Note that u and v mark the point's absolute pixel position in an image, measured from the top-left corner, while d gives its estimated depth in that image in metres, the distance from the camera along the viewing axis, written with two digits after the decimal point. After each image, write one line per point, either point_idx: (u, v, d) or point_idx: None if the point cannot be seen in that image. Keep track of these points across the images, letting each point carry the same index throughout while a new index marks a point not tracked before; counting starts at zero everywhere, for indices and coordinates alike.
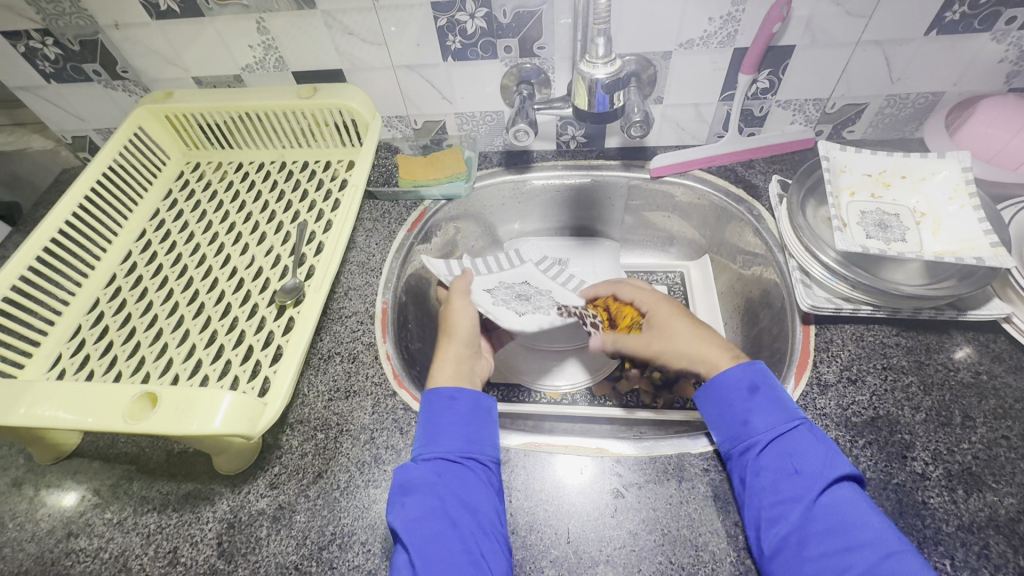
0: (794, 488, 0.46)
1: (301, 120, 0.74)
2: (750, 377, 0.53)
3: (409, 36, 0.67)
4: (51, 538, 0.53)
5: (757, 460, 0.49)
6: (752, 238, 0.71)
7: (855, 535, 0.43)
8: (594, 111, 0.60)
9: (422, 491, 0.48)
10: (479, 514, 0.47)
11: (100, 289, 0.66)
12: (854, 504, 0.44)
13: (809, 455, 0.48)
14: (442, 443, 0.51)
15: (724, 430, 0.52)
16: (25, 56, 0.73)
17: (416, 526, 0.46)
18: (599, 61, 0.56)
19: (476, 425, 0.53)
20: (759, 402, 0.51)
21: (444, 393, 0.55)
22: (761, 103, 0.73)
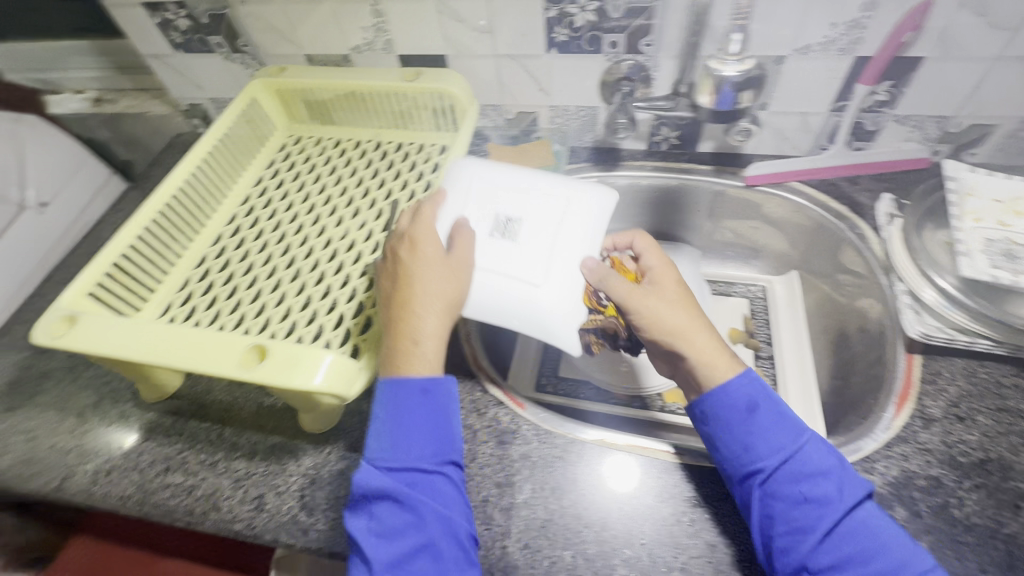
0: (805, 518, 0.43)
1: (401, 103, 0.76)
2: (750, 398, 0.49)
3: (517, 26, 0.68)
4: (151, 470, 0.58)
5: (764, 488, 0.46)
6: (852, 258, 0.68)
7: (876, 561, 0.41)
8: (716, 108, 0.61)
9: (390, 502, 0.45)
10: (449, 526, 0.45)
11: (207, 248, 0.71)
12: (877, 530, 0.42)
13: (820, 482, 0.45)
14: (409, 445, 0.47)
15: (723, 455, 0.48)
16: (159, 26, 0.79)
17: (382, 538, 0.44)
18: (729, 58, 0.57)
19: (437, 422, 0.48)
20: (757, 425, 0.47)
21: (417, 383, 0.48)
22: (875, 117, 0.69)
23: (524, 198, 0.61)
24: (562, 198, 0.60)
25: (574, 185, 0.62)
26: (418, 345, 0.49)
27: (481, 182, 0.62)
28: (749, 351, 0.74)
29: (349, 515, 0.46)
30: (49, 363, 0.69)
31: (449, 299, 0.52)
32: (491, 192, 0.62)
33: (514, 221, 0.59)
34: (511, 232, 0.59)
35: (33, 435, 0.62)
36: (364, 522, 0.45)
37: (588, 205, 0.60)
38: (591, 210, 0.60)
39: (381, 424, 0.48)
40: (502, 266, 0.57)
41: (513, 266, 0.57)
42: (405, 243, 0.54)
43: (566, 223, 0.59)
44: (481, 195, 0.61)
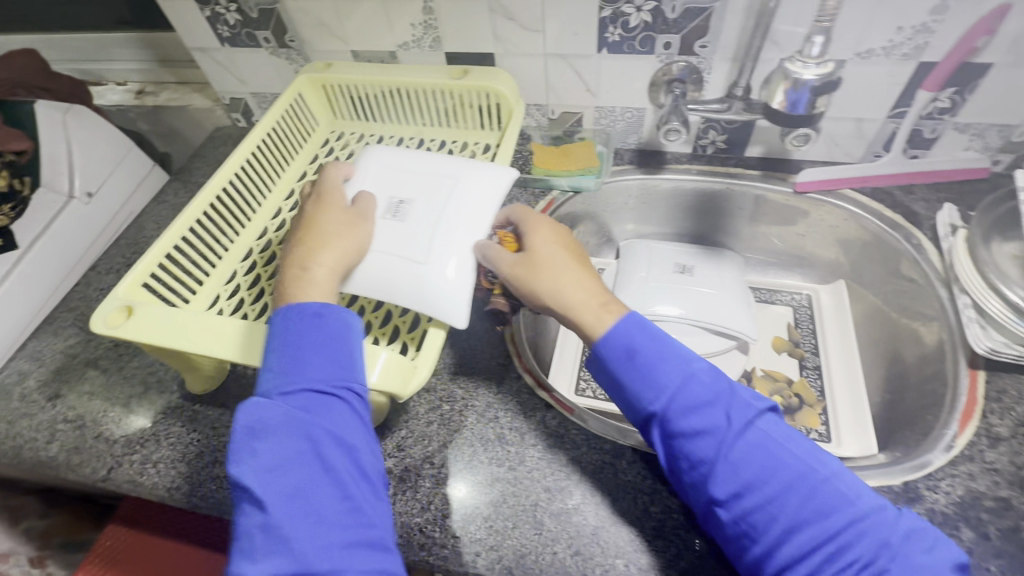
0: (703, 450, 0.43)
1: (447, 101, 0.76)
2: (626, 338, 0.49)
3: (569, 25, 0.67)
4: (198, 462, 0.58)
5: (663, 425, 0.46)
6: (908, 268, 0.66)
7: (776, 479, 0.42)
8: (789, 112, 0.60)
9: (273, 432, 0.43)
10: (343, 444, 0.44)
11: (253, 241, 0.71)
12: (771, 444, 0.43)
13: (708, 409, 0.45)
14: (304, 371, 0.46)
15: (626, 399, 0.48)
16: (208, 20, 0.79)
17: (275, 471, 0.41)
18: (810, 61, 0.55)
19: (331, 349, 0.47)
20: (643, 363, 0.47)
21: (310, 309, 0.49)
22: (935, 124, 0.67)
23: (418, 179, 0.62)
24: (454, 174, 0.62)
25: (467, 165, 0.63)
26: (307, 281, 0.51)
27: (385, 164, 0.64)
28: (794, 361, 0.74)
29: (234, 463, 0.42)
30: (95, 351, 0.70)
31: (348, 247, 0.55)
32: (389, 172, 0.63)
33: (404, 202, 0.60)
34: (401, 212, 0.59)
35: (80, 422, 0.63)
36: (251, 460, 0.42)
37: (481, 184, 0.61)
38: (481, 189, 0.61)
39: (276, 360, 0.47)
40: (398, 243, 0.57)
41: (406, 241, 0.57)
42: (315, 199, 0.59)
43: (453, 198, 0.59)
44: (382, 178, 0.63)
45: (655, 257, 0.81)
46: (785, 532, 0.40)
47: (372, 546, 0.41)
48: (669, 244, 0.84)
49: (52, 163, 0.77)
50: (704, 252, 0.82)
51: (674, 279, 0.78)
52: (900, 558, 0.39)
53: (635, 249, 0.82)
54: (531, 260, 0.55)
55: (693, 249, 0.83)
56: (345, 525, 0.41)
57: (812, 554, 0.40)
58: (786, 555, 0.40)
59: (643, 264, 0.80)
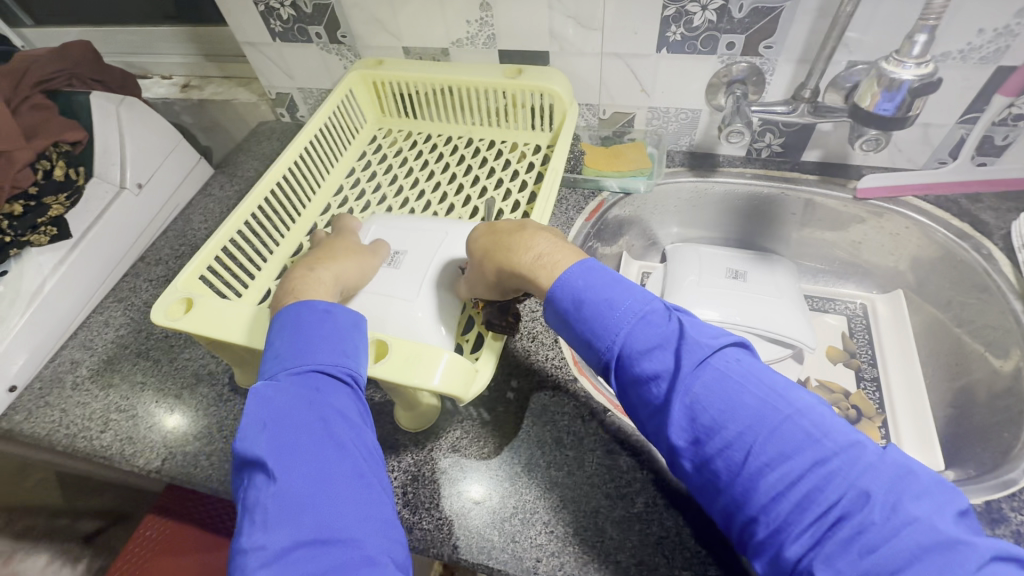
0: (658, 393, 0.39)
1: (498, 100, 0.75)
2: (569, 292, 0.45)
3: (630, 24, 0.66)
4: None
5: (619, 374, 0.42)
6: (977, 280, 0.64)
7: (735, 421, 0.36)
8: (874, 113, 0.59)
9: (282, 406, 0.40)
10: (349, 420, 0.41)
11: (303, 236, 0.71)
12: (729, 381, 0.37)
13: (659, 351, 0.40)
14: (306, 351, 0.44)
15: (586, 354, 0.45)
16: (262, 14, 0.80)
17: (285, 445, 0.38)
18: (907, 60, 0.54)
19: (337, 332, 0.46)
20: (589, 311, 0.44)
21: (319, 305, 0.48)
22: (1007, 131, 0.64)
23: (413, 232, 0.65)
24: (447, 228, 0.65)
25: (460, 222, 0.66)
26: (310, 280, 0.53)
27: (384, 224, 0.66)
28: (850, 371, 0.72)
29: (240, 440, 0.39)
30: (145, 342, 0.70)
31: (353, 271, 0.57)
32: (394, 227, 0.66)
33: (400, 253, 0.62)
34: (395, 262, 0.61)
35: (133, 413, 0.63)
36: (258, 436, 0.39)
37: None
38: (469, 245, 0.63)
39: (281, 343, 0.45)
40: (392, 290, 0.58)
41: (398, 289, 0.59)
42: (337, 235, 0.63)
43: (444, 249, 0.62)
44: (382, 233, 0.65)
45: (707, 258, 0.80)
46: (755, 481, 0.34)
47: (380, 521, 0.38)
48: (718, 248, 0.83)
49: (105, 154, 0.77)
50: (756, 257, 0.81)
51: (727, 281, 0.77)
52: (886, 505, 0.31)
53: (685, 249, 0.81)
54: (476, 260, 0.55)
55: (743, 253, 0.82)
56: (358, 499, 0.37)
57: (790, 507, 0.33)
58: (760, 505, 0.34)
59: (694, 266, 0.79)
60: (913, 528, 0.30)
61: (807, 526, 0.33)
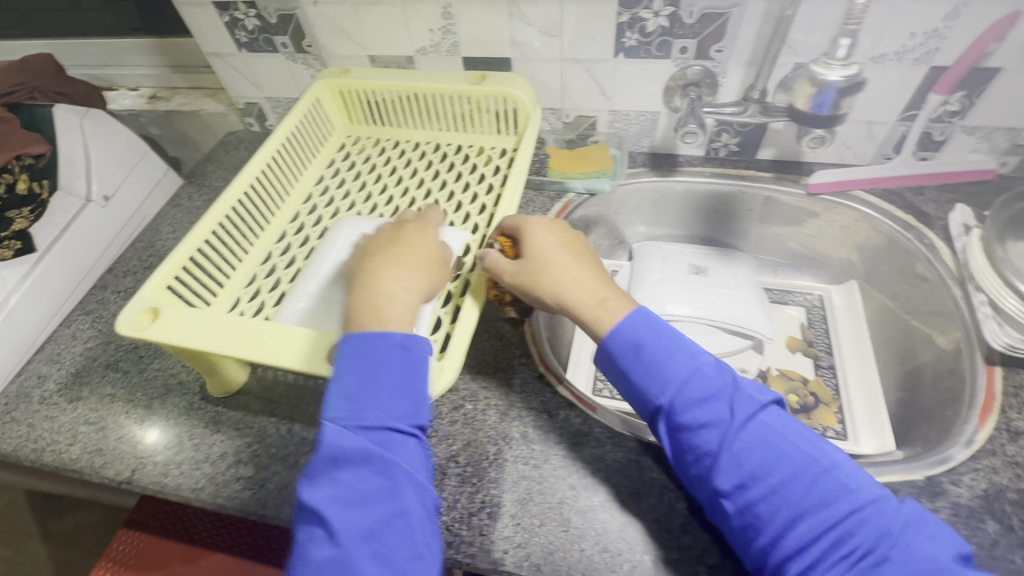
0: (706, 442, 0.44)
1: (464, 105, 0.77)
2: (632, 333, 0.49)
3: (587, 31, 0.69)
4: (222, 462, 0.58)
5: (670, 420, 0.47)
6: (920, 268, 0.68)
7: (776, 472, 0.43)
8: (811, 112, 0.62)
9: (353, 464, 0.43)
10: (415, 482, 0.44)
11: (272, 244, 0.71)
12: (775, 436, 0.44)
13: (714, 403, 0.46)
14: (370, 405, 0.45)
15: (635, 394, 0.49)
16: (227, 25, 0.80)
17: (345, 500, 0.42)
18: (834, 63, 0.58)
19: (400, 382, 0.46)
20: (649, 357, 0.48)
21: (396, 340, 0.48)
22: (944, 127, 0.68)
23: (386, 236, 0.65)
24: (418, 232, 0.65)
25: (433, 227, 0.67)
26: (388, 302, 0.50)
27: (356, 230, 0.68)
28: (808, 360, 0.75)
29: (307, 488, 0.43)
30: (113, 353, 0.70)
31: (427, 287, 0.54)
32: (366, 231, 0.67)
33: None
34: None
35: (102, 425, 0.63)
36: (327, 499, 0.43)
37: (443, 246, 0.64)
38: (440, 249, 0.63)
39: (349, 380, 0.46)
40: None
41: None
42: (412, 229, 0.59)
43: None
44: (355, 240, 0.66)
45: (671, 255, 0.83)
46: (789, 523, 0.41)
47: None
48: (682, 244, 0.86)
49: (70, 167, 0.77)
50: (720, 253, 0.84)
51: (687, 276, 0.79)
52: (900, 545, 0.39)
53: (649, 248, 0.84)
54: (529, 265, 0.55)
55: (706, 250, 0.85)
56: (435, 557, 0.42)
57: (816, 544, 0.40)
58: (792, 543, 0.40)
59: (658, 262, 0.81)
60: (921, 561, 0.38)
61: (836, 561, 0.40)
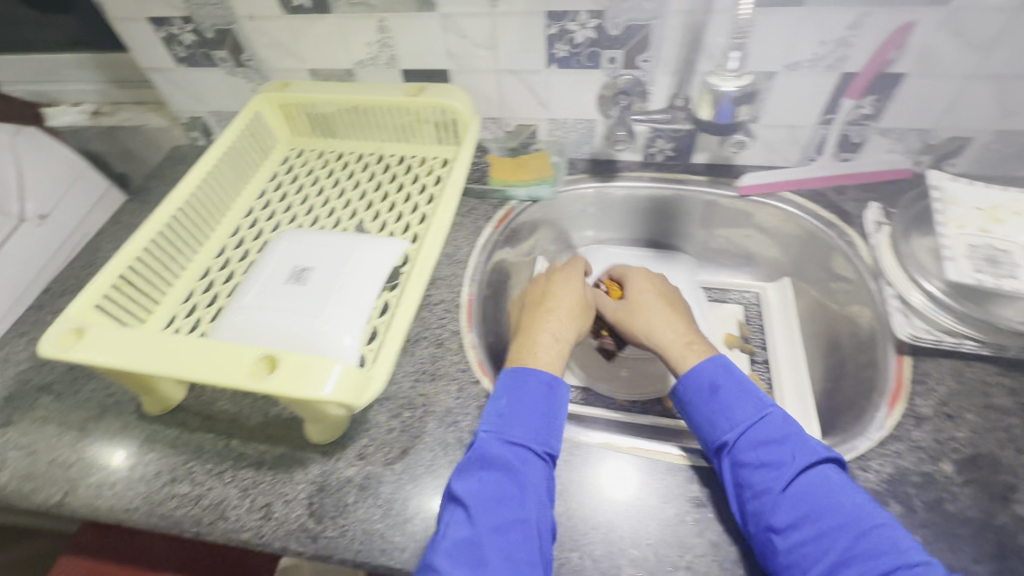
0: (764, 480, 0.48)
1: (404, 117, 0.78)
2: (711, 375, 0.57)
3: (519, 42, 0.70)
4: (157, 481, 0.58)
5: (733, 456, 0.51)
6: (841, 264, 0.71)
7: (827, 518, 0.45)
8: (716, 121, 0.64)
9: (498, 468, 0.51)
10: (546, 497, 0.50)
11: (211, 259, 0.71)
12: (827, 486, 0.47)
13: (779, 446, 0.50)
14: (517, 427, 0.54)
15: (702, 430, 0.55)
16: (163, 40, 0.80)
17: (483, 498, 0.49)
18: (727, 74, 0.60)
19: (554, 413, 0.56)
20: (724, 397, 0.55)
21: (543, 379, 0.58)
22: (860, 129, 0.72)
23: (324, 249, 0.66)
24: (356, 244, 0.66)
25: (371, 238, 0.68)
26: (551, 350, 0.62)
27: (293, 242, 0.67)
28: (744, 356, 0.77)
29: (455, 480, 0.51)
30: (48, 375, 0.69)
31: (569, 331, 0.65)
32: (303, 243, 0.67)
33: (307, 269, 0.63)
34: (302, 279, 0.63)
35: (33, 449, 0.62)
36: (471, 490, 0.49)
37: (379, 257, 0.65)
38: (376, 261, 0.65)
39: (502, 405, 0.56)
40: (296, 307, 0.60)
41: (301, 305, 0.60)
42: (559, 281, 0.70)
43: (350, 264, 0.63)
44: (290, 251, 0.66)
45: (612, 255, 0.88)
46: (834, 567, 0.43)
47: None
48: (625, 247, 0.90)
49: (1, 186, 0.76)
50: (661, 253, 0.89)
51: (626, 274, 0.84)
52: None
53: (593, 253, 0.90)
54: (631, 305, 0.69)
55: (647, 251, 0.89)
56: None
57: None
58: None
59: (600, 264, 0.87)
60: None
61: None
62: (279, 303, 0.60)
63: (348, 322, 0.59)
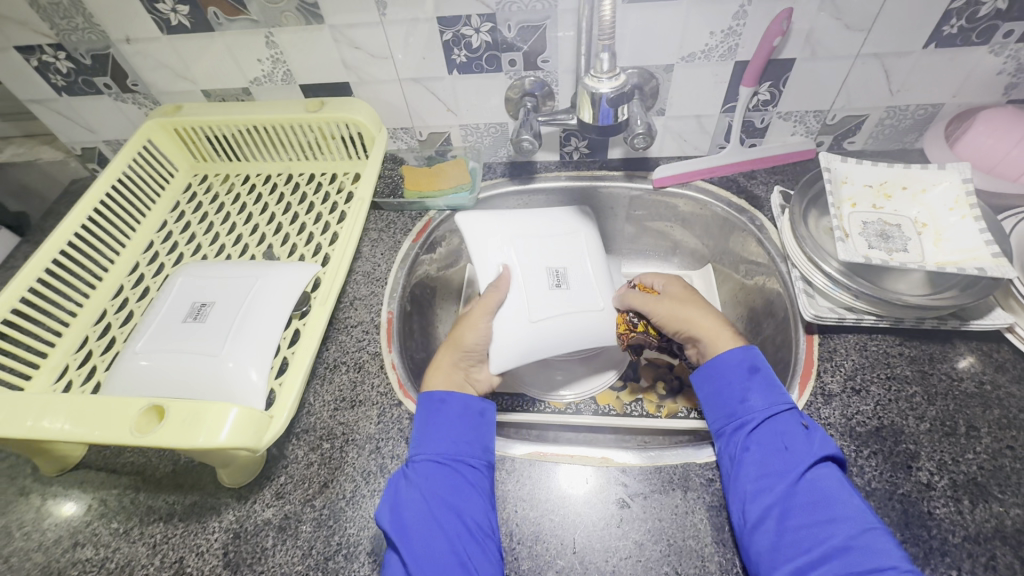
0: (781, 463, 0.49)
1: (308, 134, 0.75)
2: (748, 358, 0.57)
3: (415, 50, 0.68)
4: (57, 547, 0.53)
5: (749, 437, 0.52)
6: (755, 248, 0.73)
7: (834, 508, 0.45)
8: (598, 123, 0.62)
9: (409, 492, 0.50)
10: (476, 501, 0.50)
11: (106, 301, 0.66)
12: (836, 482, 0.47)
13: (799, 434, 0.50)
14: (425, 445, 0.53)
15: (720, 411, 0.55)
16: (37, 70, 0.74)
17: (404, 523, 0.49)
18: (603, 76, 0.58)
19: (474, 429, 0.56)
20: (759, 381, 0.55)
21: (435, 397, 0.57)
22: (762, 115, 0.74)
23: (224, 280, 0.62)
24: (257, 272, 0.63)
25: (275, 263, 0.65)
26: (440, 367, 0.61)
27: (191, 278, 0.64)
28: None
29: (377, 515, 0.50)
30: None
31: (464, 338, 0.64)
32: (201, 277, 0.64)
33: (206, 305, 0.60)
34: (201, 316, 0.60)
35: None
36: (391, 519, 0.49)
37: (282, 280, 0.61)
38: (280, 286, 0.61)
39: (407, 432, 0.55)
40: (193, 347, 0.57)
41: (198, 345, 0.57)
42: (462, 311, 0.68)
43: (250, 295, 0.60)
44: (189, 288, 0.63)
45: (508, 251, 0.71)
46: (827, 556, 0.43)
47: None
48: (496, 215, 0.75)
49: None
50: (545, 223, 0.75)
51: (545, 291, 0.68)
52: None
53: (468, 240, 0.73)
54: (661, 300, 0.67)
55: (528, 224, 0.75)
56: None
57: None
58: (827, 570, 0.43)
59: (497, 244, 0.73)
60: None
61: None
62: (176, 345, 0.57)
63: (248, 356, 0.56)
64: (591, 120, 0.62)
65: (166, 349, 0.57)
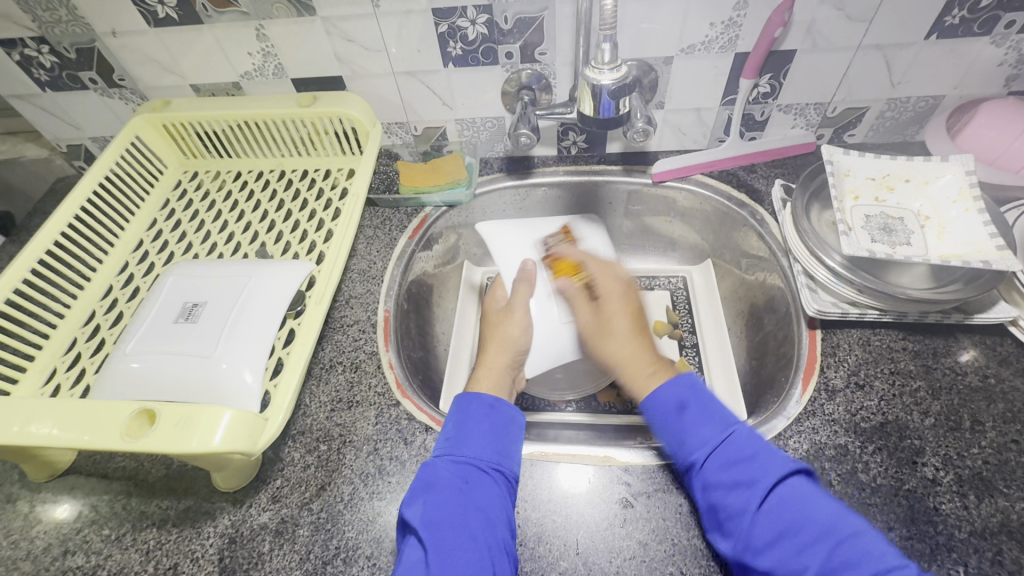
0: (738, 501, 0.45)
1: (301, 129, 0.73)
2: (678, 393, 0.52)
3: (410, 42, 0.67)
4: (47, 556, 0.52)
5: (701, 478, 0.48)
6: (756, 242, 0.72)
7: (803, 533, 0.42)
8: (598, 116, 0.61)
9: (445, 489, 0.47)
10: (503, 521, 0.47)
11: (96, 302, 0.65)
12: (801, 500, 0.44)
13: (748, 462, 0.46)
14: (468, 446, 0.51)
15: (670, 454, 0.51)
16: (20, 64, 0.72)
17: (435, 522, 0.45)
18: (604, 67, 0.57)
19: (511, 442, 0.53)
20: (690, 415, 0.51)
21: (486, 399, 0.55)
22: (762, 108, 0.73)
23: (217, 279, 0.61)
24: (250, 271, 0.61)
25: (268, 262, 0.63)
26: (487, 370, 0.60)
27: (183, 277, 0.62)
28: (674, 343, 0.77)
29: (404, 506, 0.47)
30: None
31: (510, 335, 0.63)
32: (193, 275, 0.62)
33: (199, 305, 0.59)
34: (193, 316, 0.58)
35: None
36: (422, 513, 0.46)
37: (275, 279, 0.60)
38: (274, 285, 0.60)
39: (450, 429, 0.53)
40: (187, 346, 0.56)
41: (191, 344, 0.56)
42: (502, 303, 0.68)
43: (244, 294, 0.59)
44: (180, 287, 0.61)
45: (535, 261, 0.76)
46: None
47: None
48: (511, 222, 0.80)
49: None
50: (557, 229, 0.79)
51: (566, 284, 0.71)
52: None
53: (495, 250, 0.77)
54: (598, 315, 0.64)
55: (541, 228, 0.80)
56: None
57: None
58: None
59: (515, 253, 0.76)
60: None
61: None
62: (170, 344, 0.56)
63: (243, 355, 0.54)
64: (586, 113, 0.61)
65: (159, 348, 0.56)
